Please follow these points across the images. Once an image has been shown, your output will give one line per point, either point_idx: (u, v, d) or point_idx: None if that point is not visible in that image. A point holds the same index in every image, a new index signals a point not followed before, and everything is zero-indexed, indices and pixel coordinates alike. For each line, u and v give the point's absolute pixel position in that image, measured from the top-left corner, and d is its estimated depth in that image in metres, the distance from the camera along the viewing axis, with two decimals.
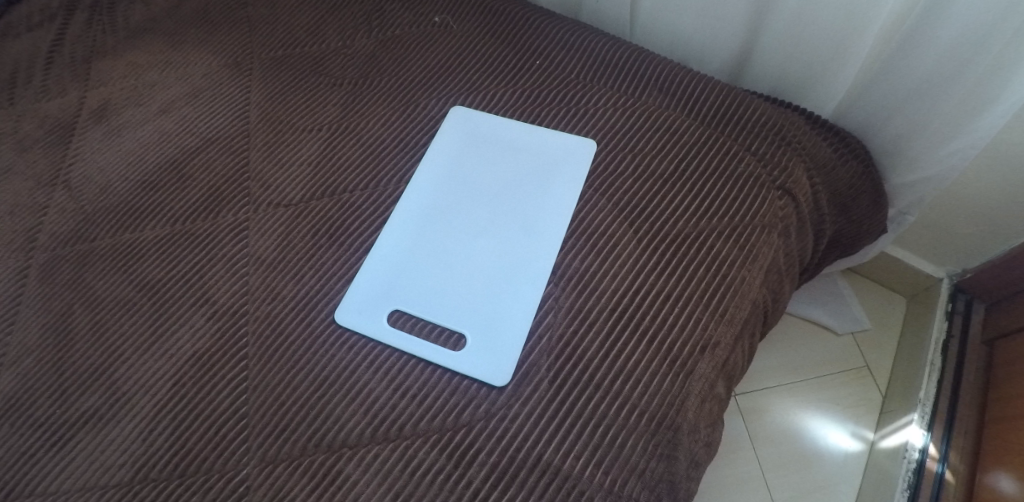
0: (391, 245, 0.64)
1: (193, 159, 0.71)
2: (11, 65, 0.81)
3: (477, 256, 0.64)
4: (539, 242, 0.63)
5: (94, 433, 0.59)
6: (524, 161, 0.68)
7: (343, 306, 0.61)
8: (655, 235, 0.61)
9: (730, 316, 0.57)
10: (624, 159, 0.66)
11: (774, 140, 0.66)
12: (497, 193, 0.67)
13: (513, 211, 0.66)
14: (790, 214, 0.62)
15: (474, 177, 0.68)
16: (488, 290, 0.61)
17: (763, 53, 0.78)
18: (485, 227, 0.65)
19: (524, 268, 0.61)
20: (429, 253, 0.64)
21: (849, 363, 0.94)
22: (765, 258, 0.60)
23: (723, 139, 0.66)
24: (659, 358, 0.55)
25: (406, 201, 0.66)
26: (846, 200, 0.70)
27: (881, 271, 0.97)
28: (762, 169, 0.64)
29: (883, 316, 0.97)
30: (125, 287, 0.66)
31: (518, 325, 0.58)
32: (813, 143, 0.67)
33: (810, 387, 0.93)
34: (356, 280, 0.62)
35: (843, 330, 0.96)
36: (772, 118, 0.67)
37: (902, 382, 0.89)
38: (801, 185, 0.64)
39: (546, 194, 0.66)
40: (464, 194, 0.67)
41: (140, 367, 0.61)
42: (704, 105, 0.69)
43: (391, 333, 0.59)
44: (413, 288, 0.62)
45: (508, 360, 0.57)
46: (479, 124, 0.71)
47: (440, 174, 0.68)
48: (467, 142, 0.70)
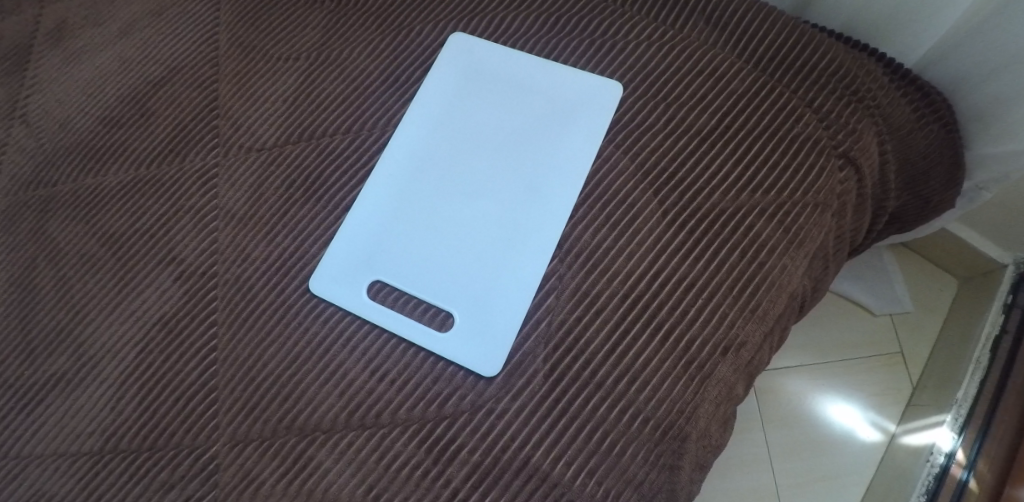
0: (376, 202, 0.56)
1: (156, 93, 0.65)
2: None
3: (467, 226, 0.55)
4: (545, 207, 0.54)
5: (63, 398, 0.56)
6: (531, 108, 0.58)
7: (318, 274, 0.54)
8: (685, 209, 0.52)
9: (762, 312, 0.50)
10: (651, 108, 0.55)
11: (844, 94, 0.55)
12: (497, 148, 0.57)
13: (515, 169, 0.56)
14: (850, 189, 0.54)
15: (472, 126, 0.58)
16: (479, 263, 0.53)
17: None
18: (481, 187, 0.56)
19: (523, 240, 0.53)
20: (415, 217, 0.55)
21: (881, 347, 0.83)
22: (812, 243, 0.52)
23: (779, 88, 0.55)
24: (674, 357, 0.48)
25: (392, 150, 0.57)
26: (916, 173, 0.61)
27: (935, 245, 0.83)
28: (824, 130, 0.54)
29: (930, 296, 0.84)
30: (89, 239, 0.60)
31: (514, 307, 0.51)
32: (890, 99, 0.56)
33: (833, 370, 0.82)
34: (333, 243, 0.55)
35: (879, 312, 0.84)
36: (843, 65, 0.56)
37: (941, 374, 0.78)
38: (868, 155, 0.55)
39: (554, 148, 0.56)
40: (454, 149, 0.57)
41: (106, 329, 0.57)
42: (756, 43, 0.57)
43: (372, 306, 0.52)
44: (398, 255, 0.54)
45: (500, 345, 0.50)
46: (478, 63, 0.60)
47: (432, 119, 0.58)
48: (465, 82, 0.59)
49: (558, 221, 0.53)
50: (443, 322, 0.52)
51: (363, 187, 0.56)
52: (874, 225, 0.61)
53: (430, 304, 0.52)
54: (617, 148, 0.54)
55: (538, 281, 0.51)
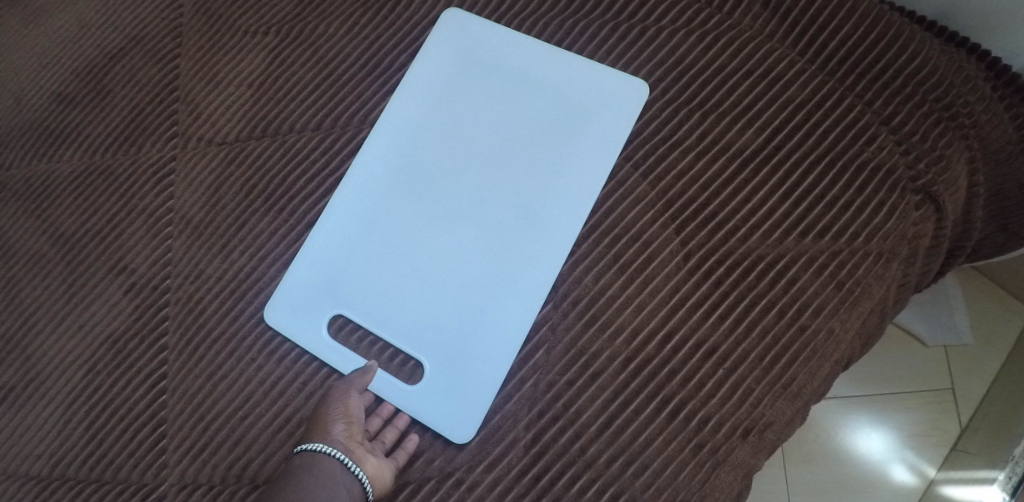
0: (339, 219, 0.47)
1: (114, 66, 0.57)
2: None
3: (445, 254, 0.45)
4: (540, 240, 0.44)
5: (12, 413, 0.51)
6: (535, 107, 0.47)
7: (269, 306, 0.47)
8: (712, 253, 0.42)
9: (796, 389, 0.40)
10: (680, 121, 0.45)
11: (934, 109, 0.42)
12: (489, 157, 0.47)
13: (507, 184, 0.46)
14: (927, 233, 0.42)
15: (459, 127, 0.48)
16: (457, 303, 0.44)
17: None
18: (465, 206, 0.46)
19: (509, 280, 0.44)
20: (383, 238, 0.46)
21: (929, 383, 0.71)
22: (872, 301, 0.41)
23: (849, 98, 0.43)
24: (681, 438, 0.40)
25: (364, 154, 0.48)
26: (1007, 203, 0.48)
27: (1012, 273, 0.68)
28: (902, 156, 0.42)
29: (995, 329, 0.70)
30: (40, 235, 0.54)
31: (494, 364, 0.43)
32: (993, 114, 0.43)
33: (871, 403, 0.71)
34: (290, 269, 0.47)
35: (933, 343, 0.71)
36: (938, 69, 0.43)
37: (997, 422, 0.65)
38: (956, 188, 0.42)
39: (558, 163, 0.45)
40: (436, 156, 0.47)
41: (56, 340, 0.52)
42: (825, 36, 0.44)
43: (334, 347, 0.46)
44: (364, 285, 0.46)
45: (474, 411, 0.42)
46: (476, 49, 0.49)
47: (413, 117, 0.48)
48: (459, 71, 0.49)
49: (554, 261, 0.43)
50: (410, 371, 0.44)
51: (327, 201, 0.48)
52: (950, 264, 0.49)
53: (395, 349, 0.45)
54: (635, 172, 0.44)
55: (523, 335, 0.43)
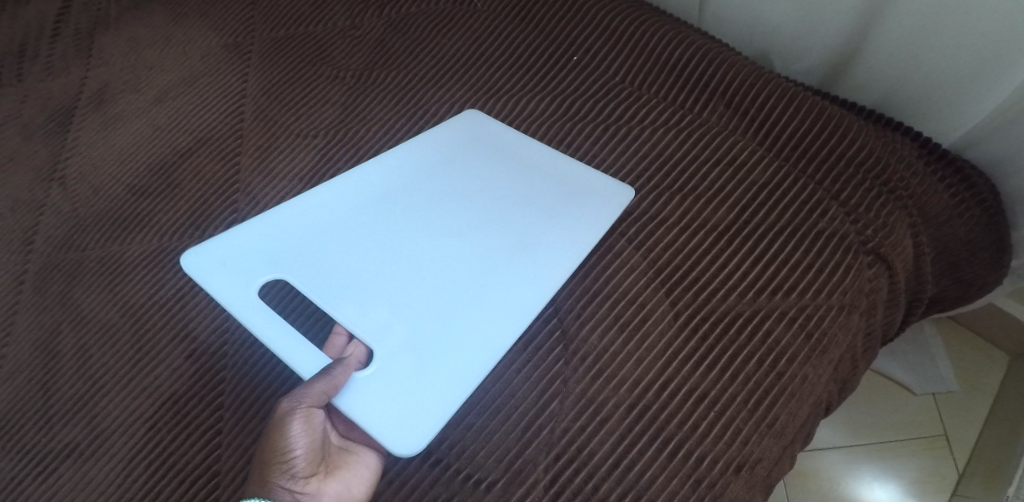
0: (309, 223, 0.56)
1: (183, 162, 0.67)
2: (21, 43, 0.83)
3: (405, 266, 0.53)
4: (536, 282, 0.51)
5: (74, 469, 0.56)
6: (529, 177, 0.57)
7: (203, 262, 0.54)
8: (697, 312, 0.49)
9: (779, 428, 0.46)
10: (668, 201, 0.53)
11: (875, 186, 0.51)
12: (470, 206, 0.56)
13: (501, 231, 0.54)
14: (882, 287, 0.50)
15: (445, 183, 0.58)
16: (413, 309, 0.51)
17: (880, 44, 0.54)
18: (438, 236, 0.55)
19: (481, 301, 0.51)
20: (343, 241, 0.55)
21: (922, 430, 0.73)
22: (839, 349, 0.48)
23: (803, 179, 0.52)
24: (682, 474, 0.45)
25: (336, 184, 0.58)
26: (956, 259, 0.56)
27: (983, 321, 0.74)
28: (852, 224, 0.50)
29: (978, 375, 0.74)
30: (109, 308, 0.62)
31: (434, 369, 0.48)
32: (927, 187, 0.52)
33: (870, 453, 0.73)
34: (241, 234, 0.55)
35: (920, 391, 0.74)
36: (873, 151, 0.52)
37: (989, 465, 0.68)
38: (901, 249, 0.50)
39: (553, 220, 0.54)
40: (414, 196, 0.57)
41: (119, 401, 0.58)
42: (778, 129, 0.54)
43: (268, 316, 0.51)
44: (315, 273, 0.53)
45: (408, 412, 0.47)
46: (470, 128, 0.61)
47: (396, 167, 0.59)
48: (447, 142, 0.61)
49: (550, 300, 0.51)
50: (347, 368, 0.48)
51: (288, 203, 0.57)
52: (910, 316, 0.56)
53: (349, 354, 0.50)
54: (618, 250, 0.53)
55: (536, 372, 0.50)
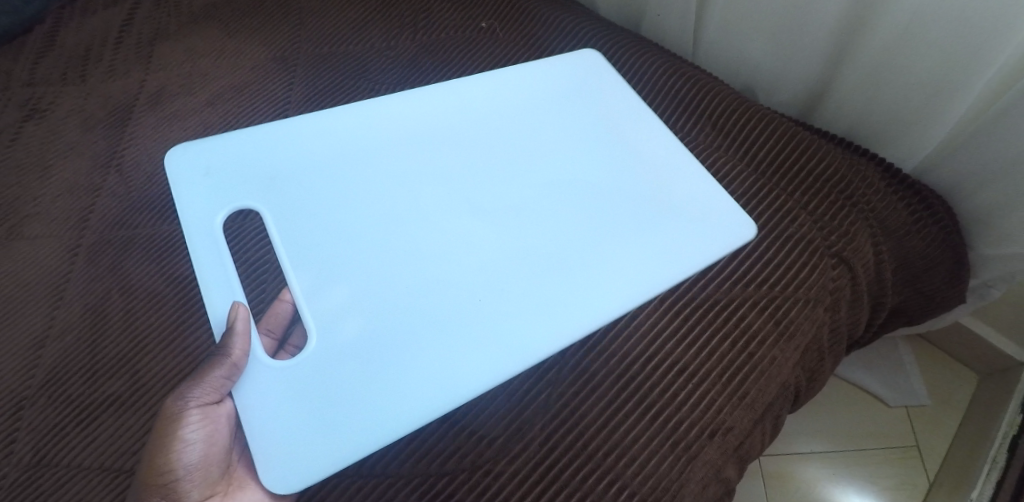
0: (303, 160, 0.60)
1: None
2: (86, 44, 0.88)
3: (358, 244, 0.57)
4: (627, 250, 0.57)
5: (117, 417, 0.62)
6: (635, 146, 0.63)
7: (192, 163, 0.60)
8: (681, 298, 0.56)
9: (749, 401, 0.53)
10: (671, 209, 0.59)
11: (837, 197, 0.59)
12: (493, 171, 0.61)
13: (596, 189, 0.60)
14: (843, 286, 0.57)
15: (482, 135, 0.63)
16: (343, 314, 0.54)
17: (847, 76, 0.62)
18: (418, 209, 0.59)
19: (421, 303, 0.55)
20: (325, 186, 0.59)
21: (895, 439, 0.76)
22: (804, 337, 0.55)
23: (777, 191, 0.60)
24: (661, 438, 0.52)
25: (354, 115, 0.63)
26: (916, 272, 0.62)
27: (952, 339, 0.77)
28: (818, 231, 0.58)
29: (948, 390, 0.77)
30: (156, 278, 0.68)
31: (332, 413, 0.51)
32: (885, 203, 0.60)
33: (844, 459, 0.75)
34: (233, 148, 0.60)
35: (894, 403, 0.77)
36: (838, 170, 0.60)
37: (956, 474, 0.71)
38: (862, 255, 0.58)
39: (652, 191, 0.60)
40: (425, 148, 0.62)
41: (162, 359, 0.64)
42: (757, 147, 0.62)
43: (216, 245, 0.57)
44: (278, 212, 0.58)
45: (280, 428, 0.51)
46: (583, 83, 0.67)
47: (474, 108, 0.65)
48: (552, 89, 0.67)
49: (519, 324, 0.54)
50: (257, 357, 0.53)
51: (302, 119, 0.63)
52: (874, 320, 0.63)
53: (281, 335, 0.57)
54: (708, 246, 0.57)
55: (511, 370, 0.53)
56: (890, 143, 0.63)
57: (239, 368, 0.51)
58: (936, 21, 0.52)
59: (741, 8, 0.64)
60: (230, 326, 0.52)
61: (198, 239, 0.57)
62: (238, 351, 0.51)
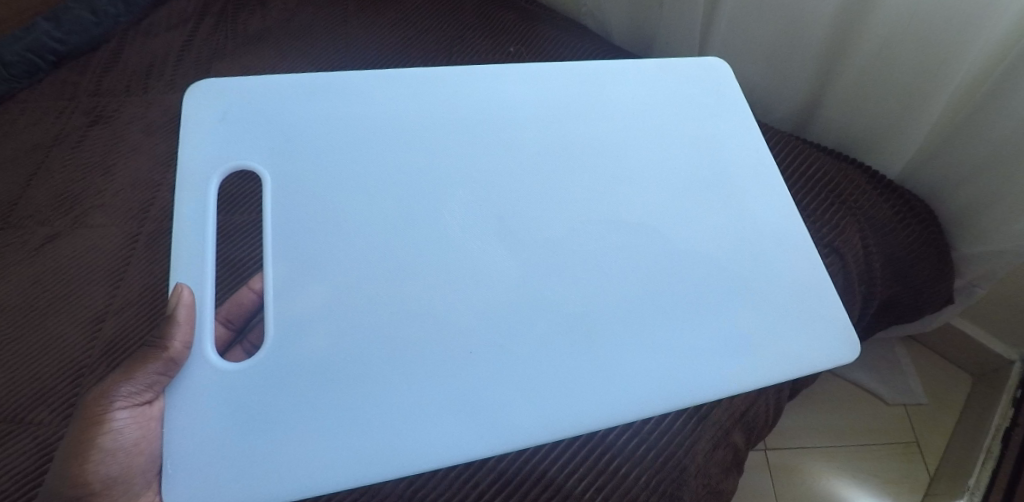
0: (343, 139, 0.52)
1: None
2: (148, 59, 0.87)
3: (363, 254, 0.49)
4: (688, 294, 0.50)
5: None
6: (728, 173, 0.55)
7: (219, 98, 0.52)
8: None
9: None
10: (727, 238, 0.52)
11: (827, 197, 0.64)
12: (551, 177, 0.53)
13: (662, 218, 0.52)
14: (834, 273, 0.62)
15: (558, 133, 0.54)
16: (312, 335, 0.47)
17: (844, 81, 0.66)
18: (444, 219, 0.51)
19: (411, 330, 0.47)
20: (355, 180, 0.51)
21: (897, 436, 0.79)
22: None
23: None
24: None
25: (426, 88, 0.54)
26: (904, 266, 0.66)
27: (944, 342, 0.81)
28: (812, 225, 0.63)
29: (945, 390, 0.81)
30: None
31: (265, 444, 0.44)
32: (872, 202, 0.65)
33: (848, 454, 0.78)
34: (273, 100, 0.52)
35: (895, 402, 0.80)
36: (827, 172, 0.66)
37: (955, 467, 0.74)
38: (852, 246, 0.63)
39: (734, 230, 0.53)
40: (492, 141, 0.53)
41: None
42: None
43: (206, 211, 0.49)
44: (285, 198, 0.50)
45: (199, 450, 0.44)
46: (691, 83, 0.58)
47: (565, 94, 0.56)
48: (655, 84, 0.58)
49: (537, 360, 0.47)
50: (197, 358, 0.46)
51: (368, 78, 0.54)
52: (867, 310, 0.67)
53: (240, 327, 0.60)
54: (779, 316, 0.50)
55: (474, 432, 0.45)
56: (889, 138, 0.66)
57: (175, 363, 0.46)
58: (919, 17, 0.56)
59: (743, 29, 0.69)
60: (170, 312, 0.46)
61: (189, 192, 0.49)
62: (177, 345, 0.46)
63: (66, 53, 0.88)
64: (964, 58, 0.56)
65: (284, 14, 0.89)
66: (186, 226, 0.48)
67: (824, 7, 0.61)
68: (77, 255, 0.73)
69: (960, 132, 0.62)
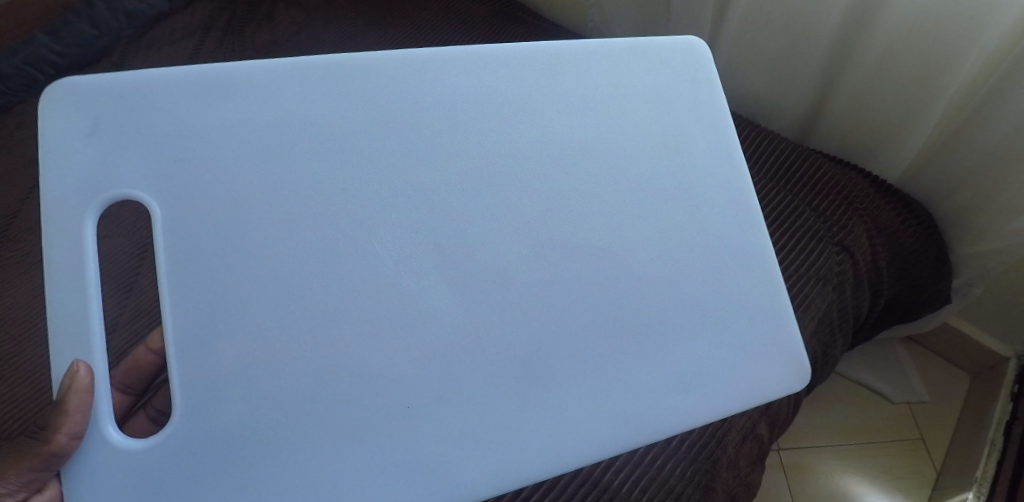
0: (256, 147, 0.42)
1: None
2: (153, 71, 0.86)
3: (288, 297, 0.41)
4: (663, 332, 0.45)
5: None
6: (703, 201, 0.48)
7: (80, 104, 0.41)
8: None
9: None
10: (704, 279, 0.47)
11: (836, 199, 0.67)
12: (505, 200, 0.45)
13: (631, 249, 0.46)
14: (847, 270, 0.64)
15: (516, 140, 0.46)
16: (229, 393, 0.40)
17: (855, 75, 0.68)
18: (380, 252, 0.43)
19: (347, 383, 0.41)
20: (272, 207, 0.42)
21: (901, 433, 0.82)
22: (818, 309, 0.62)
23: (786, 193, 0.67)
24: None
25: (354, 75, 0.44)
26: (906, 265, 0.70)
27: (942, 343, 0.85)
28: (822, 225, 0.65)
29: (944, 388, 0.85)
30: None
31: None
32: (876, 206, 0.68)
33: (857, 451, 0.81)
34: (164, 101, 0.42)
35: (898, 400, 0.84)
36: (834, 176, 0.68)
37: (960, 460, 0.77)
38: (861, 246, 0.65)
39: (707, 268, 0.47)
40: (439, 149, 0.44)
41: None
42: (765, 158, 0.70)
43: (85, 259, 0.40)
44: (189, 230, 0.41)
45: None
46: (667, 83, 0.49)
47: (519, 92, 0.46)
48: (621, 86, 0.48)
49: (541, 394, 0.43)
50: (90, 443, 0.40)
51: (275, 66, 0.43)
52: (873, 307, 0.70)
53: (139, 391, 0.57)
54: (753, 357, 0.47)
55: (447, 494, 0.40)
56: (898, 131, 0.68)
57: (60, 458, 0.40)
58: (933, 9, 0.58)
59: (754, 27, 0.70)
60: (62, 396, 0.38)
61: (58, 236, 0.40)
62: (64, 437, 0.40)
63: (66, 66, 0.87)
64: (964, 63, 0.59)
65: (292, 28, 0.89)
66: (57, 282, 0.39)
67: (837, 3, 0.63)
68: (8, 310, 0.69)
69: (965, 131, 0.65)
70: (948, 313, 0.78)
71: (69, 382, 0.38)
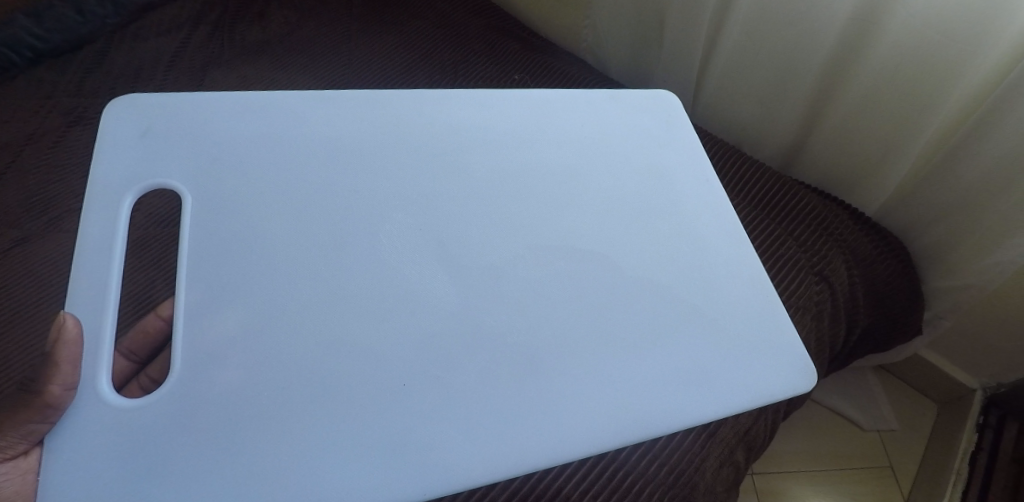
0: (279, 156, 0.47)
1: None
2: (138, 62, 0.84)
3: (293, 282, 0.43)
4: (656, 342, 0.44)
5: None
6: (685, 225, 0.50)
7: (139, 116, 0.47)
8: None
9: None
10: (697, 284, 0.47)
11: (817, 229, 0.68)
12: (511, 209, 0.48)
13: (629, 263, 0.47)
14: (826, 300, 0.65)
15: (509, 162, 0.50)
16: (220, 364, 0.41)
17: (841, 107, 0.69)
18: (380, 254, 0.45)
19: (324, 395, 0.40)
20: (284, 209, 0.45)
21: (870, 460, 0.84)
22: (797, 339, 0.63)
23: (769, 222, 0.68)
24: None
25: (371, 108, 0.50)
26: (881, 295, 0.71)
27: (912, 372, 0.86)
28: (802, 255, 0.66)
29: (913, 416, 0.86)
30: None
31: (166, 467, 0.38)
32: (855, 238, 0.70)
33: (827, 477, 0.83)
34: (212, 114, 0.48)
35: (869, 427, 0.86)
36: (814, 206, 0.70)
37: (927, 488, 0.79)
38: (839, 276, 0.66)
39: (689, 282, 0.47)
40: (441, 163, 0.49)
41: None
42: (749, 185, 0.71)
43: (113, 244, 0.43)
44: (207, 224, 0.44)
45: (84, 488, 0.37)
46: (645, 121, 0.55)
47: (513, 125, 0.52)
48: (608, 129, 0.53)
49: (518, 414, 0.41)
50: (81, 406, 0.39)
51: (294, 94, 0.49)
52: (849, 336, 0.71)
53: (144, 359, 0.55)
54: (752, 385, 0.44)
55: None
56: (882, 164, 0.70)
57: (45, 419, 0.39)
58: (920, 44, 0.60)
59: (744, 56, 0.72)
60: (52, 347, 0.40)
61: (95, 212, 0.44)
62: (58, 388, 0.39)
63: (46, 51, 0.85)
64: (948, 96, 0.60)
65: (285, 28, 0.89)
66: None
67: (826, 35, 0.65)
68: None
69: (941, 170, 0.66)
70: (920, 344, 0.80)
71: (58, 333, 0.40)
